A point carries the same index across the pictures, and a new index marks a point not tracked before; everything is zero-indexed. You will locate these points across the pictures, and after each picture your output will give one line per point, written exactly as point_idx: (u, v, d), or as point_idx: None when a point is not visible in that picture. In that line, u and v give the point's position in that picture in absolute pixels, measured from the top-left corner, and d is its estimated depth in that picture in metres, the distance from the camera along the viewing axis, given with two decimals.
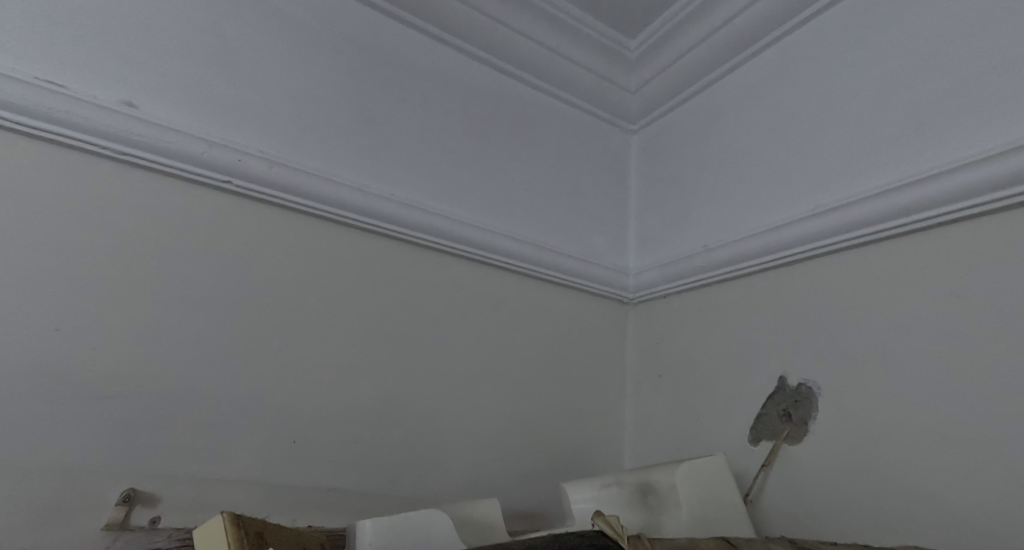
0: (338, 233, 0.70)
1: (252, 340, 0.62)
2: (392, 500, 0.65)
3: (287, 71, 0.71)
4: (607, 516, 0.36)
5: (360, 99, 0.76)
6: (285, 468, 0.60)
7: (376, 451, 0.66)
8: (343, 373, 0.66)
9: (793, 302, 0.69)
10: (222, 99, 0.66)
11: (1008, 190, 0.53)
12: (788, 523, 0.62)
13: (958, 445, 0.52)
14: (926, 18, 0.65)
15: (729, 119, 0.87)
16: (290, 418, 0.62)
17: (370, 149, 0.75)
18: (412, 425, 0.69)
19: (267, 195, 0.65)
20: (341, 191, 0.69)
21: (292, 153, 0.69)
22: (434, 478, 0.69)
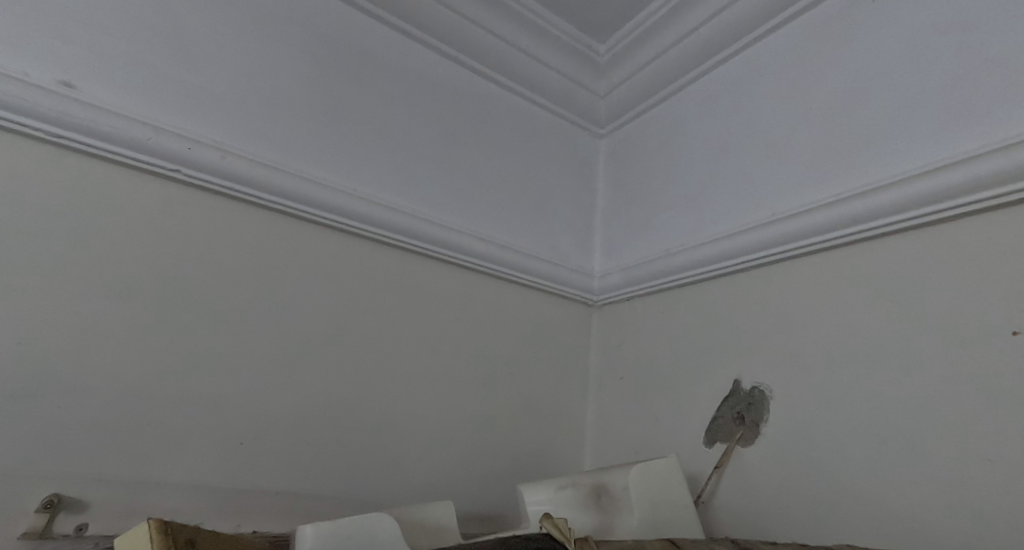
0: (299, 229, 0.69)
1: (203, 337, 0.61)
2: (347, 502, 0.65)
3: (249, 61, 0.70)
4: (555, 519, 0.36)
5: (325, 93, 0.76)
6: (234, 471, 0.59)
7: (331, 453, 0.65)
8: (299, 372, 0.65)
9: (755, 307, 0.70)
10: (178, 88, 0.65)
11: (948, 201, 0.55)
12: (737, 523, 0.64)
13: (895, 449, 0.54)
14: (878, 35, 0.68)
15: (695, 126, 0.89)
16: (241, 418, 0.61)
17: (334, 145, 0.75)
18: (370, 426, 0.69)
19: (224, 187, 0.64)
20: (303, 185, 0.69)
21: (254, 146, 0.68)
22: (391, 479, 0.68)
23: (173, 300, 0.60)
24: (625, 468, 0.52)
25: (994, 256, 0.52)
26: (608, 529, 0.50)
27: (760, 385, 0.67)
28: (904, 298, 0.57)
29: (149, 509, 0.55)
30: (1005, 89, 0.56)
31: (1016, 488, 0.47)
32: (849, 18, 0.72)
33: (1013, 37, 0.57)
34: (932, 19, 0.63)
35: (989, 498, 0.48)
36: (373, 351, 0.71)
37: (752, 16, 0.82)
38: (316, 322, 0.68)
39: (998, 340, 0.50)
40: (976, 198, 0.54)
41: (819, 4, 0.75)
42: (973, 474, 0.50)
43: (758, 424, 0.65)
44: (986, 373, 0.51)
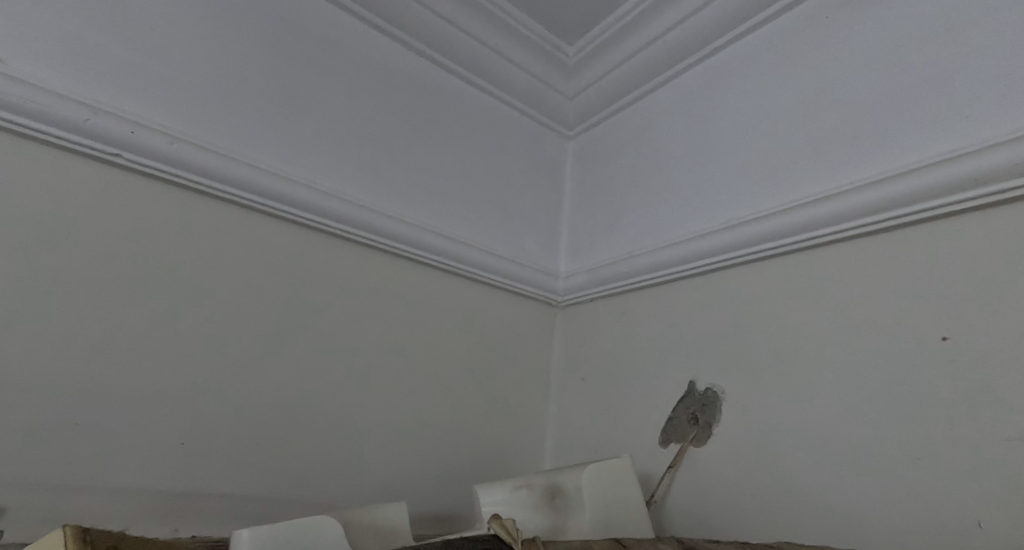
0: (259, 222, 0.68)
1: (145, 331, 0.59)
2: (295, 503, 0.65)
3: (209, 50, 0.69)
4: (503, 519, 0.37)
5: (287, 86, 0.75)
6: (172, 470, 0.58)
7: (278, 454, 0.65)
8: (252, 369, 0.65)
9: (709, 310, 0.72)
10: (130, 73, 0.63)
11: (888, 213, 0.57)
12: (686, 522, 0.65)
13: (833, 450, 0.56)
14: (832, 49, 0.70)
15: (659, 131, 0.91)
16: (183, 417, 0.60)
17: (293, 139, 0.74)
18: (322, 425, 0.68)
19: (175, 174, 0.63)
20: (256, 178, 0.68)
21: (208, 134, 0.67)
22: (343, 480, 0.68)
23: (118, 293, 0.59)
24: (578, 469, 0.53)
25: (927, 266, 0.54)
26: (560, 529, 0.50)
27: (712, 387, 0.69)
28: (845, 303, 0.59)
29: (79, 512, 0.54)
30: (946, 107, 0.58)
31: (938, 485, 0.49)
32: (806, 30, 0.74)
33: (955, 57, 0.59)
34: (882, 34, 0.66)
35: (916, 499, 0.50)
36: (331, 349, 0.71)
37: (715, 25, 0.84)
38: (269, 319, 0.67)
39: (928, 345, 0.52)
40: (912, 211, 0.56)
41: (780, 16, 0.78)
42: (901, 475, 0.51)
43: (709, 425, 0.67)
44: (917, 377, 0.52)
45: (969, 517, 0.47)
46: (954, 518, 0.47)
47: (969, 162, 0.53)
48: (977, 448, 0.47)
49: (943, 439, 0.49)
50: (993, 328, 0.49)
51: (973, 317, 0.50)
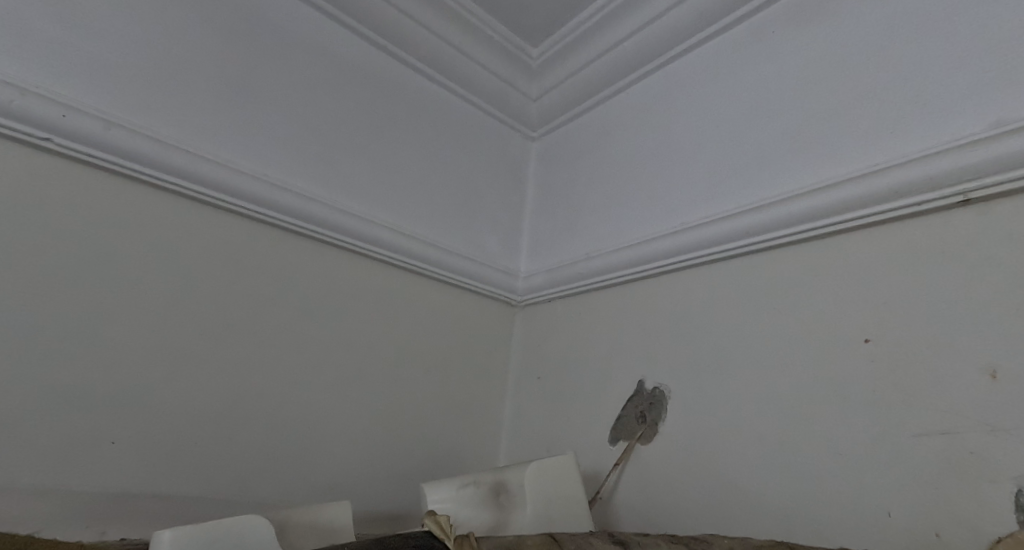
0: (209, 217, 0.68)
1: (81, 325, 0.58)
2: (234, 503, 0.64)
3: (157, 37, 0.69)
4: (437, 517, 0.38)
5: (240, 77, 0.74)
6: (102, 468, 0.57)
7: (217, 453, 0.64)
8: (196, 365, 0.64)
9: (660, 311, 0.74)
10: (76, 59, 0.63)
11: (821, 219, 0.60)
12: (631, 517, 0.67)
13: (766, 446, 0.58)
14: (779, 59, 0.73)
15: (618, 135, 0.93)
16: (116, 414, 0.59)
17: (244, 131, 0.73)
18: (265, 423, 0.68)
19: (117, 164, 0.62)
20: (200, 167, 0.67)
21: (150, 122, 0.66)
22: (286, 478, 0.68)
23: (54, 286, 0.58)
24: (522, 466, 0.54)
25: (855, 271, 0.57)
26: (502, 525, 0.52)
27: (659, 387, 0.70)
28: (782, 305, 0.61)
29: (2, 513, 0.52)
30: (878, 120, 0.61)
31: (859, 480, 0.51)
32: (757, 40, 0.76)
33: (888, 71, 0.62)
34: (824, 48, 0.68)
35: (837, 492, 0.52)
36: (283, 346, 0.71)
37: (673, 32, 0.86)
38: (214, 316, 0.66)
39: (853, 347, 0.55)
40: (843, 218, 0.58)
41: (733, 26, 0.80)
42: (826, 469, 0.53)
43: (655, 423, 0.69)
44: (844, 376, 0.55)
45: (882, 508, 0.49)
46: (869, 510, 0.50)
47: (897, 174, 0.55)
48: (892, 445, 0.50)
49: (863, 436, 0.52)
50: (910, 331, 0.52)
51: (893, 320, 0.53)
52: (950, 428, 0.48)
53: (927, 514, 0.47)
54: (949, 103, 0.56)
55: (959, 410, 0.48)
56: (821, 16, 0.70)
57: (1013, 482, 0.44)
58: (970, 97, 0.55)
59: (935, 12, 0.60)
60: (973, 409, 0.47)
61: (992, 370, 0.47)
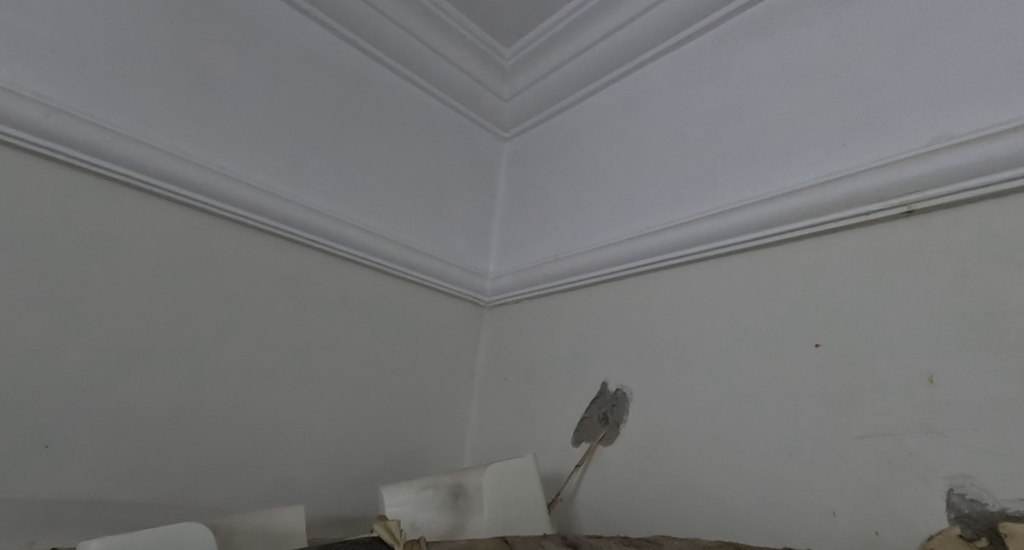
0: (162, 210, 0.66)
1: (23, 321, 0.57)
2: (181, 508, 0.62)
3: (109, 23, 0.67)
4: (387, 521, 0.39)
5: (197, 66, 0.73)
6: (36, 471, 0.55)
7: (162, 455, 0.62)
8: (144, 364, 0.63)
9: (624, 313, 0.75)
10: (20, 44, 0.61)
11: (780, 226, 0.61)
12: (590, 518, 0.68)
13: (721, 448, 0.59)
14: (747, 67, 0.74)
15: (588, 138, 0.94)
16: (59, 414, 0.57)
17: (200, 123, 0.71)
18: (215, 425, 0.66)
19: (63, 153, 0.60)
20: (150, 157, 0.65)
21: (98, 111, 0.64)
22: (235, 482, 0.66)
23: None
24: (481, 469, 0.54)
25: (809, 276, 0.58)
26: (459, 529, 0.52)
27: (622, 389, 0.71)
28: (740, 310, 0.62)
29: None
30: (838, 129, 0.62)
31: (808, 481, 0.52)
32: (726, 48, 0.77)
33: (848, 82, 0.63)
34: (791, 56, 0.69)
35: (785, 491, 0.53)
36: (242, 345, 0.70)
37: (644, 37, 0.87)
38: (167, 314, 0.65)
39: (805, 351, 0.56)
40: (800, 225, 0.59)
41: (702, 34, 0.81)
42: (777, 470, 0.54)
43: (617, 426, 0.69)
44: (796, 379, 0.56)
45: (827, 508, 0.51)
46: (815, 510, 0.51)
47: (851, 184, 0.57)
48: (839, 446, 0.51)
49: (812, 438, 0.53)
50: (859, 335, 0.53)
51: (843, 326, 0.54)
52: (891, 430, 0.49)
53: (868, 514, 0.48)
54: (904, 115, 0.57)
55: (902, 412, 0.49)
56: (786, 26, 0.71)
57: (945, 482, 0.46)
58: (923, 111, 0.56)
59: (895, 24, 0.61)
60: (912, 413, 0.49)
61: (931, 375, 0.49)
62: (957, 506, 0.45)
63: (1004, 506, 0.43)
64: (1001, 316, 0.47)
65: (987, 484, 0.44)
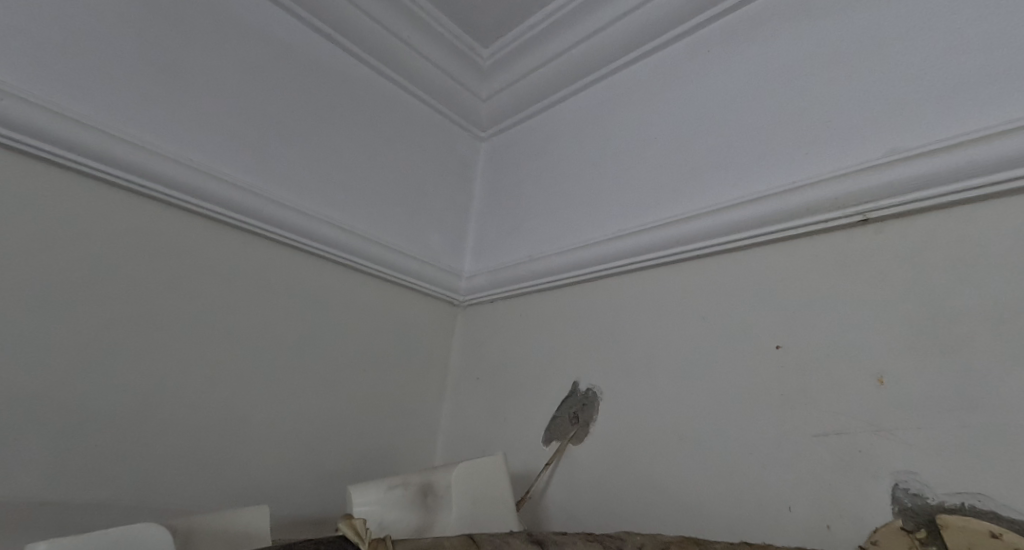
0: (126, 203, 0.65)
1: None
2: (138, 510, 0.61)
3: (73, 9, 0.65)
4: (353, 520, 0.38)
5: (165, 56, 0.71)
6: None
7: (119, 454, 0.61)
8: (104, 360, 0.62)
9: (596, 313, 0.75)
10: None
11: (747, 230, 0.62)
12: (558, 516, 0.68)
13: (685, 446, 0.60)
14: (720, 74, 0.75)
15: (563, 140, 0.94)
16: (11, 411, 0.56)
17: (166, 114, 0.70)
18: (175, 424, 0.65)
19: (23, 142, 0.59)
20: (112, 148, 0.64)
21: (58, 99, 0.62)
22: (195, 482, 0.65)
23: None
24: (451, 468, 0.55)
25: (772, 279, 0.60)
26: (426, 528, 0.52)
27: (592, 389, 0.72)
28: (707, 312, 0.64)
29: None
30: (805, 137, 0.63)
31: (767, 478, 0.54)
32: (701, 56, 0.78)
33: (815, 93, 0.64)
34: (763, 65, 0.70)
35: (745, 489, 0.55)
36: (208, 342, 0.69)
37: (621, 41, 0.88)
38: (130, 309, 0.64)
39: (768, 353, 0.57)
40: (766, 230, 0.61)
41: (677, 40, 0.82)
42: (738, 467, 0.56)
43: (586, 425, 0.70)
44: (759, 380, 0.57)
45: (783, 503, 0.52)
46: (771, 506, 0.53)
47: (815, 191, 0.58)
48: (797, 445, 0.53)
49: (772, 437, 0.54)
50: (820, 338, 0.55)
51: (803, 328, 0.56)
52: (844, 429, 0.51)
53: (821, 509, 0.50)
54: (867, 126, 0.59)
55: (857, 411, 0.51)
56: (759, 35, 0.72)
57: (891, 477, 0.47)
58: (885, 122, 0.58)
59: (863, 36, 0.63)
60: (861, 412, 0.50)
61: (880, 377, 0.50)
62: (900, 500, 0.47)
63: (943, 499, 0.45)
64: (945, 321, 0.49)
65: (930, 480, 0.46)
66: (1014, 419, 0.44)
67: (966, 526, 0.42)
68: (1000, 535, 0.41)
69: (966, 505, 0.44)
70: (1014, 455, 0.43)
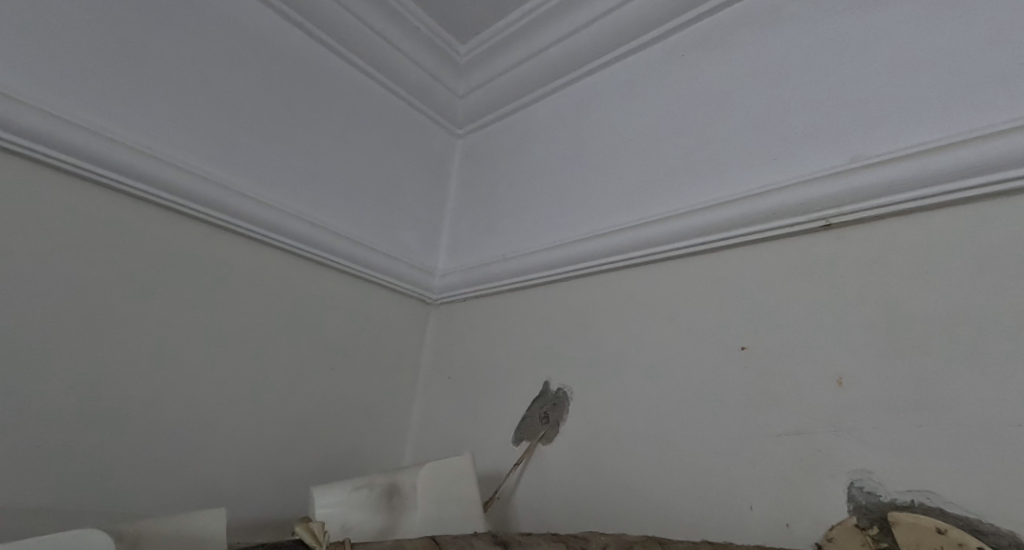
0: (83, 192, 0.63)
1: None
2: (88, 512, 0.59)
3: None
4: (309, 524, 0.38)
5: (128, 40, 0.69)
6: None
7: (69, 453, 0.59)
8: (57, 355, 0.59)
9: (569, 313, 0.75)
10: None
11: (720, 232, 0.62)
12: (526, 515, 0.68)
13: (652, 445, 0.60)
14: (692, 79, 0.75)
15: (538, 140, 0.94)
16: None
17: (127, 100, 0.68)
18: (131, 422, 0.63)
19: None
20: (67, 133, 0.61)
21: (12, 81, 0.60)
22: (150, 484, 0.63)
23: None
24: (419, 469, 0.54)
25: (740, 280, 0.60)
26: (391, 530, 0.51)
27: (563, 389, 0.72)
28: (676, 313, 0.64)
29: None
30: (774, 142, 0.64)
31: (731, 478, 0.54)
32: (674, 60, 0.79)
33: (791, 97, 0.64)
34: (735, 70, 0.71)
35: (710, 488, 0.55)
36: (169, 338, 0.67)
37: (596, 43, 0.88)
38: (87, 303, 0.62)
39: (732, 354, 0.58)
40: (737, 233, 0.61)
41: (652, 44, 0.82)
42: (703, 467, 0.56)
43: (556, 425, 0.70)
44: (725, 381, 0.58)
45: (745, 502, 0.53)
46: (733, 506, 0.53)
47: (784, 194, 0.59)
48: (760, 444, 0.53)
49: (736, 438, 0.55)
50: (784, 339, 0.55)
51: (768, 331, 0.56)
52: (804, 429, 0.51)
53: (781, 508, 0.51)
54: (842, 130, 0.59)
55: (817, 411, 0.51)
56: (737, 38, 0.72)
57: (848, 476, 0.48)
58: (852, 128, 0.59)
59: (832, 45, 0.63)
60: (822, 413, 0.51)
61: (839, 377, 0.51)
62: (856, 498, 0.47)
63: (894, 497, 0.46)
64: (904, 323, 0.49)
65: (883, 478, 0.47)
66: (965, 419, 0.45)
67: (915, 523, 0.44)
68: (946, 531, 0.42)
69: (915, 502, 0.45)
70: (958, 454, 0.44)
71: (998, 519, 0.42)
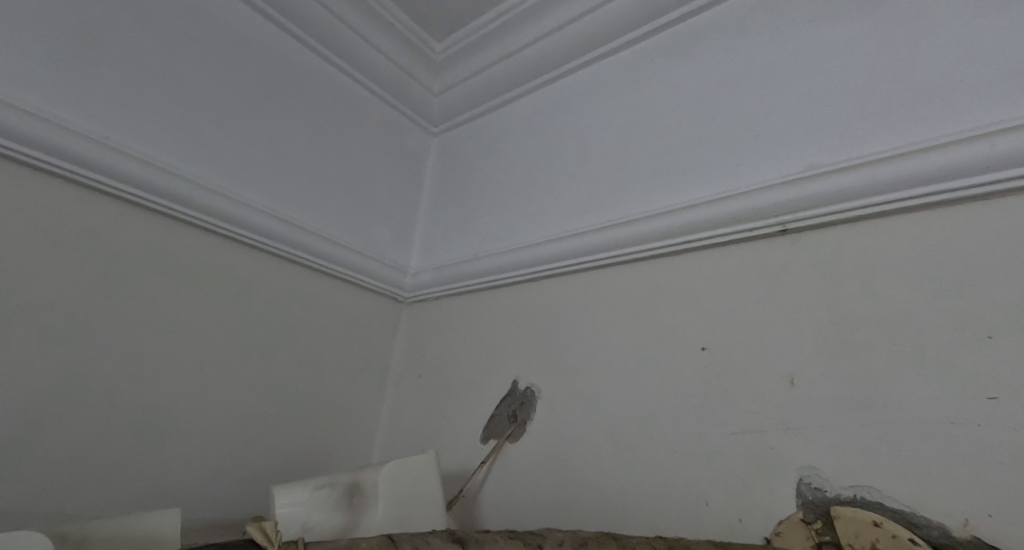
0: (37, 183, 0.61)
1: None
2: (35, 513, 0.58)
3: None
4: (261, 523, 0.38)
5: (88, 27, 0.67)
6: None
7: (17, 453, 0.57)
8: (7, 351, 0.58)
9: (538, 313, 0.75)
10: None
11: (688, 233, 0.63)
12: (490, 513, 0.68)
13: (616, 443, 0.61)
14: (663, 83, 0.76)
15: (511, 140, 0.94)
16: None
17: (86, 89, 0.66)
18: (84, 421, 0.62)
19: None
20: (20, 121, 0.59)
21: None
22: (102, 484, 0.62)
23: None
24: (380, 467, 0.54)
25: (706, 281, 0.61)
26: (351, 528, 0.51)
27: (531, 388, 0.72)
28: (643, 313, 0.65)
29: None
30: (740, 146, 0.65)
31: (689, 475, 0.55)
32: (646, 64, 0.80)
33: (761, 102, 0.65)
34: (705, 75, 0.72)
35: (669, 485, 0.56)
36: (127, 335, 0.65)
37: (570, 45, 0.88)
38: (42, 298, 0.60)
39: (693, 354, 0.59)
40: (704, 235, 0.62)
41: (624, 48, 0.83)
42: (664, 464, 0.57)
43: (523, 424, 0.70)
44: (687, 380, 0.58)
45: (700, 498, 0.53)
46: (689, 502, 0.54)
47: (749, 198, 0.60)
48: (718, 442, 0.54)
49: (696, 436, 0.56)
50: (744, 340, 0.56)
51: (728, 332, 0.57)
52: (759, 427, 0.52)
53: (734, 503, 0.51)
54: (810, 135, 0.60)
55: (772, 410, 0.52)
56: (716, 41, 0.73)
57: (797, 472, 0.49)
58: (815, 135, 0.60)
59: (798, 53, 0.65)
60: (776, 411, 0.52)
61: (792, 377, 0.52)
62: (802, 493, 0.49)
63: (839, 492, 0.47)
64: (858, 324, 0.51)
65: (829, 474, 0.48)
66: (910, 418, 0.46)
67: (853, 516, 0.45)
68: (881, 523, 0.43)
69: (857, 497, 0.46)
70: (897, 452, 0.46)
71: (931, 512, 0.43)
